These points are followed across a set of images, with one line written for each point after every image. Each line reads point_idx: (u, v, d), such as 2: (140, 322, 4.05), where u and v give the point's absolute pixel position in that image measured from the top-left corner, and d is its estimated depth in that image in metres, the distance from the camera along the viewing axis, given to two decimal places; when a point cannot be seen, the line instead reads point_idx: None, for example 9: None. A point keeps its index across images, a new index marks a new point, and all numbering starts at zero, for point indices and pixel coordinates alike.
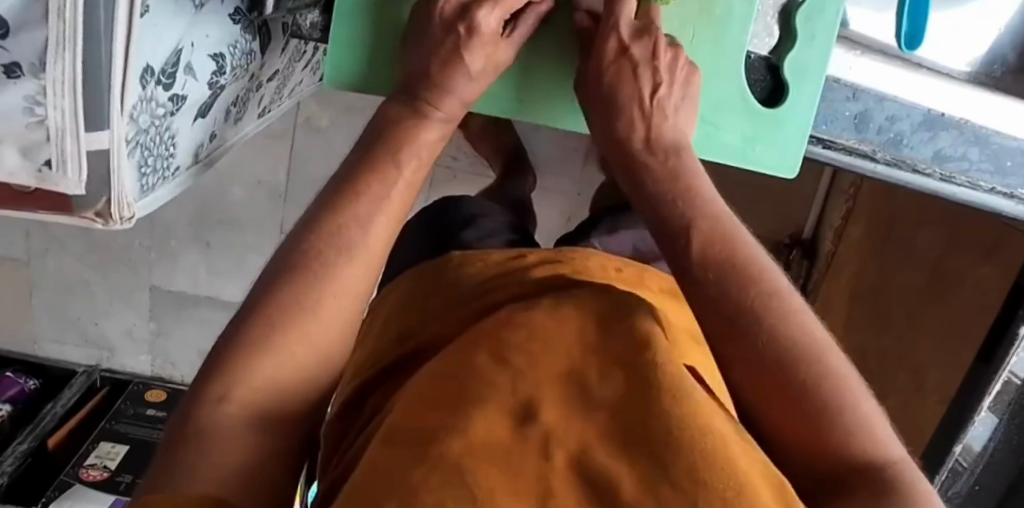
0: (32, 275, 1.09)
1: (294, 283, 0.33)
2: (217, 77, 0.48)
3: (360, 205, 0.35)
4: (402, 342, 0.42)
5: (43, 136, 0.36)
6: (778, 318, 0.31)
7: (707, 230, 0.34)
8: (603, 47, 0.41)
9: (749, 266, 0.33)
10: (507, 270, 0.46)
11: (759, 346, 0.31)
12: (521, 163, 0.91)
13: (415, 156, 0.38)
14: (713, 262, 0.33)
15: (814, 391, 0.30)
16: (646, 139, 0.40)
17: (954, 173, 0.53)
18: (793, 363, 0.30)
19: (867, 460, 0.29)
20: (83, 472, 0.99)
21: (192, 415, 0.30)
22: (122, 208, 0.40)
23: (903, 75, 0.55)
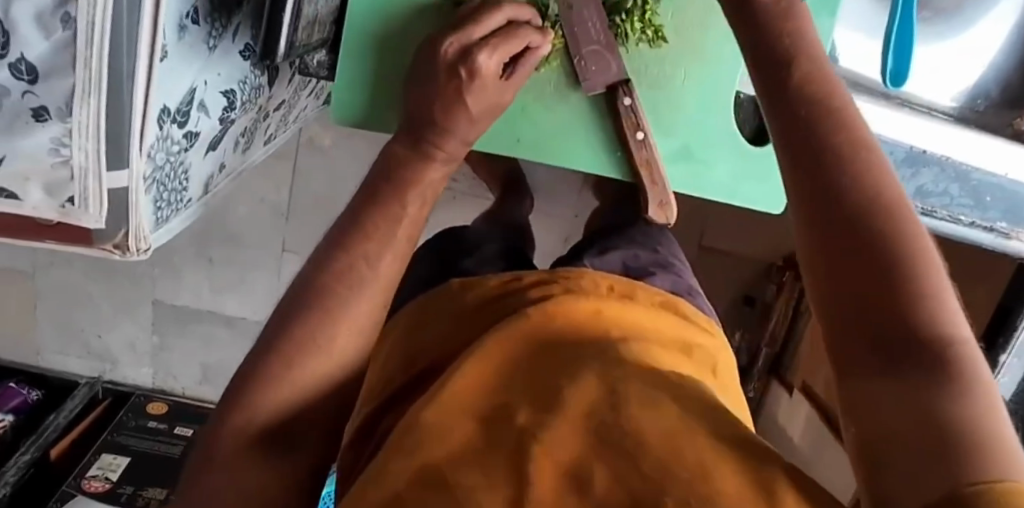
0: (37, 287, 1.11)
1: (305, 322, 0.35)
2: (228, 112, 0.50)
3: (370, 244, 0.36)
4: (408, 366, 0.44)
5: (67, 175, 0.38)
6: (865, 169, 0.26)
7: (806, 73, 0.28)
8: None
9: (840, 112, 0.27)
10: (505, 295, 0.48)
11: (835, 185, 0.26)
12: (520, 186, 0.93)
13: (419, 197, 0.39)
14: (806, 100, 0.28)
15: (895, 245, 0.24)
16: None
17: (936, 208, 0.56)
18: (870, 216, 0.25)
19: (943, 337, 0.23)
20: (84, 483, 1.01)
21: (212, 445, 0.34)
22: (138, 240, 0.42)
23: (888, 113, 0.58)
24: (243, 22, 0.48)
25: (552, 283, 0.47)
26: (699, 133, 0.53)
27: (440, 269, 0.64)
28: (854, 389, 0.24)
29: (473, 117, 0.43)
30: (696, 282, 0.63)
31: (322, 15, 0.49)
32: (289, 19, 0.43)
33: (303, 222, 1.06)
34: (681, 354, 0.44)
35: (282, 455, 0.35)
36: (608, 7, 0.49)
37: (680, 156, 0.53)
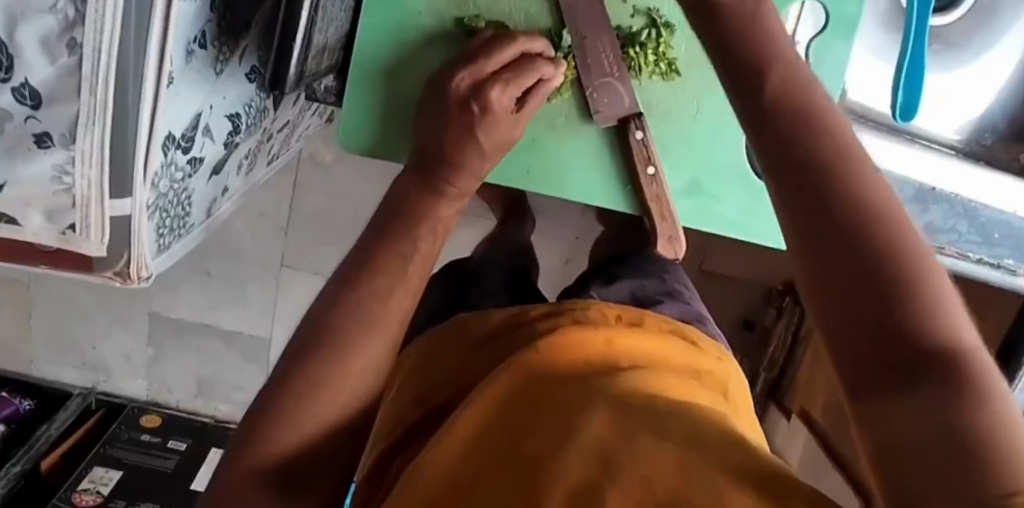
0: (33, 296, 1.10)
1: (314, 361, 0.35)
2: (232, 136, 0.49)
3: (380, 280, 0.37)
4: (420, 403, 0.43)
5: (69, 203, 0.37)
6: (849, 172, 0.22)
7: (780, 74, 0.24)
8: None
9: (818, 107, 0.23)
10: (513, 327, 0.47)
11: (822, 188, 0.22)
12: (522, 208, 0.92)
13: (433, 230, 0.40)
14: (777, 102, 0.23)
15: (888, 258, 0.21)
16: None
17: (943, 244, 0.55)
18: (862, 231, 0.21)
19: (951, 344, 0.20)
20: (75, 497, 0.99)
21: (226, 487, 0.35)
22: (141, 268, 0.41)
23: (900, 149, 0.57)
24: (250, 45, 0.48)
25: (562, 313, 0.46)
26: (707, 167, 0.53)
27: (443, 297, 0.64)
28: (863, 416, 0.20)
29: (484, 151, 0.44)
30: (706, 311, 0.62)
31: (332, 40, 0.49)
32: (299, 47, 0.43)
33: (303, 237, 1.05)
34: (689, 378, 0.43)
35: (288, 493, 0.36)
36: (621, 40, 0.49)
37: (689, 190, 0.53)
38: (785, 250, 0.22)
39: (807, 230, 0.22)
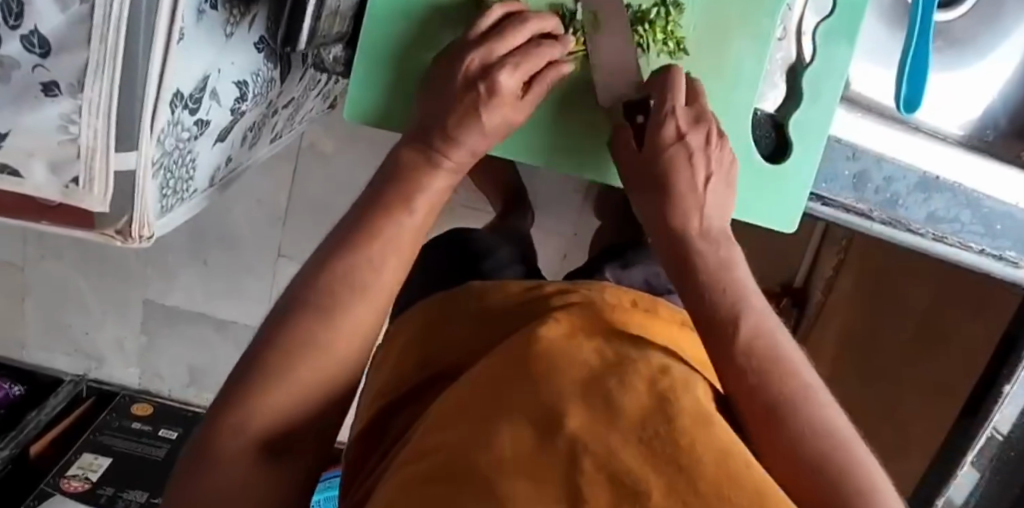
0: (27, 281, 1.09)
1: (305, 321, 0.35)
2: (239, 103, 0.49)
3: (372, 248, 0.38)
4: (422, 367, 0.45)
5: (74, 154, 0.37)
6: (803, 401, 0.34)
7: (752, 323, 0.36)
8: (660, 132, 0.43)
9: (783, 359, 0.35)
10: (521, 301, 0.48)
11: (783, 416, 0.33)
12: (521, 203, 0.92)
13: (425, 199, 0.41)
14: (756, 350, 0.35)
15: (831, 460, 0.31)
16: (701, 229, 0.41)
17: (947, 234, 0.54)
18: (816, 440, 0.32)
19: None
20: (64, 483, 0.98)
21: (209, 447, 0.34)
22: (142, 226, 0.41)
23: (902, 139, 0.57)
24: (262, 11, 0.48)
25: (575, 291, 0.48)
26: None
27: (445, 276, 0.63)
28: None
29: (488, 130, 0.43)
30: None
31: (343, 7, 0.49)
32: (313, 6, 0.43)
33: (301, 226, 1.05)
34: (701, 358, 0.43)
35: (283, 457, 0.35)
36: (631, 18, 0.49)
37: None
38: (766, 450, 0.33)
39: (770, 432, 0.33)
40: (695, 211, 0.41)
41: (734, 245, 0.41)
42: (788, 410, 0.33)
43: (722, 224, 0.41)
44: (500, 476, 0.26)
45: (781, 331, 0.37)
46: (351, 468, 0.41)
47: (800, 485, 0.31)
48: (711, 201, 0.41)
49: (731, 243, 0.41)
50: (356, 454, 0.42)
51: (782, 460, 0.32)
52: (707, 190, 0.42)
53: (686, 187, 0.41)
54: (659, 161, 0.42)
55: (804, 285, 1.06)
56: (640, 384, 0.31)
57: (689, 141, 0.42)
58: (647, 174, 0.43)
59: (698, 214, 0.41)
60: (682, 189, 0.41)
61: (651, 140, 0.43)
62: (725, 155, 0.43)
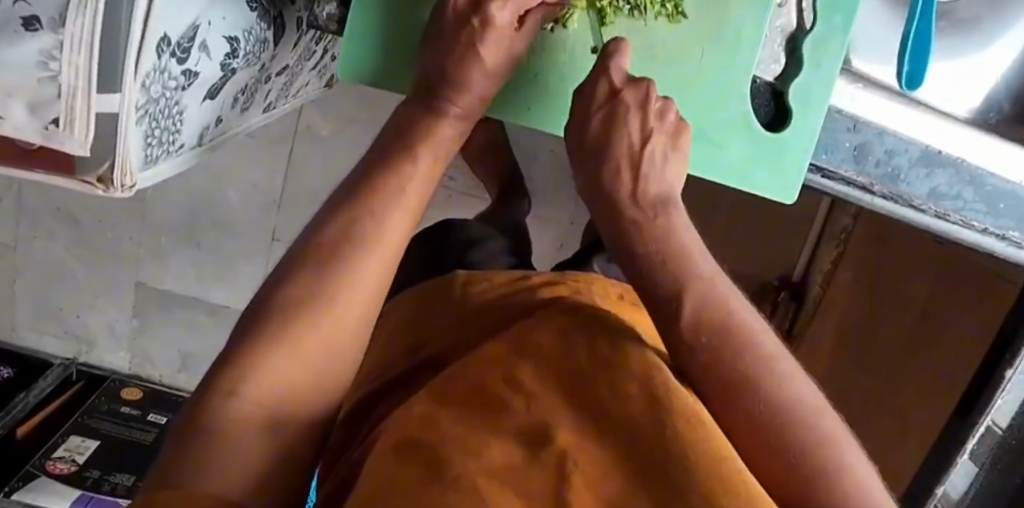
0: (18, 261, 1.12)
1: (311, 272, 0.34)
2: (230, 60, 0.49)
3: (372, 204, 0.37)
4: (410, 353, 0.46)
5: (54, 93, 0.37)
6: (772, 380, 0.32)
7: (698, 295, 0.35)
8: (593, 89, 0.43)
9: (740, 334, 0.34)
10: (510, 291, 0.49)
11: (751, 401, 0.32)
12: (516, 189, 0.91)
13: (430, 155, 0.40)
14: (706, 324, 0.34)
15: (805, 450, 0.31)
16: (632, 192, 0.40)
17: (949, 211, 0.53)
18: (790, 424, 0.31)
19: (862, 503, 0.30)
20: (49, 464, 0.97)
21: (205, 409, 0.31)
22: (124, 175, 0.41)
23: (907, 114, 0.56)
24: None
25: (561, 285, 0.49)
26: (709, 113, 0.53)
27: (440, 258, 0.62)
28: None
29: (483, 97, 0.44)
30: None
31: None
32: None
33: (296, 212, 1.05)
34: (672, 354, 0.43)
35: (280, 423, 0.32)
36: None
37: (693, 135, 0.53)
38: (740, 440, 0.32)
39: (730, 408, 0.33)
40: (628, 165, 0.41)
41: (676, 209, 0.40)
42: (749, 385, 0.32)
43: (662, 189, 0.41)
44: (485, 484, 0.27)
45: (734, 298, 0.36)
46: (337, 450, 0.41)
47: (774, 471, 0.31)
48: (648, 159, 0.41)
49: (671, 205, 0.40)
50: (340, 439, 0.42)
51: (754, 438, 0.31)
52: (646, 150, 0.41)
53: (622, 141, 0.41)
54: (596, 124, 0.42)
55: (803, 277, 1.04)
56: (627, 394, 0.32)
57: (625, 96, 0.42)
58: (582, 138, 0.43)
59: (630, 168, 0.41)
60: (613, 147, 0.41)
61: (585, 99, 0.43)
62: (668, 115, 0.43)
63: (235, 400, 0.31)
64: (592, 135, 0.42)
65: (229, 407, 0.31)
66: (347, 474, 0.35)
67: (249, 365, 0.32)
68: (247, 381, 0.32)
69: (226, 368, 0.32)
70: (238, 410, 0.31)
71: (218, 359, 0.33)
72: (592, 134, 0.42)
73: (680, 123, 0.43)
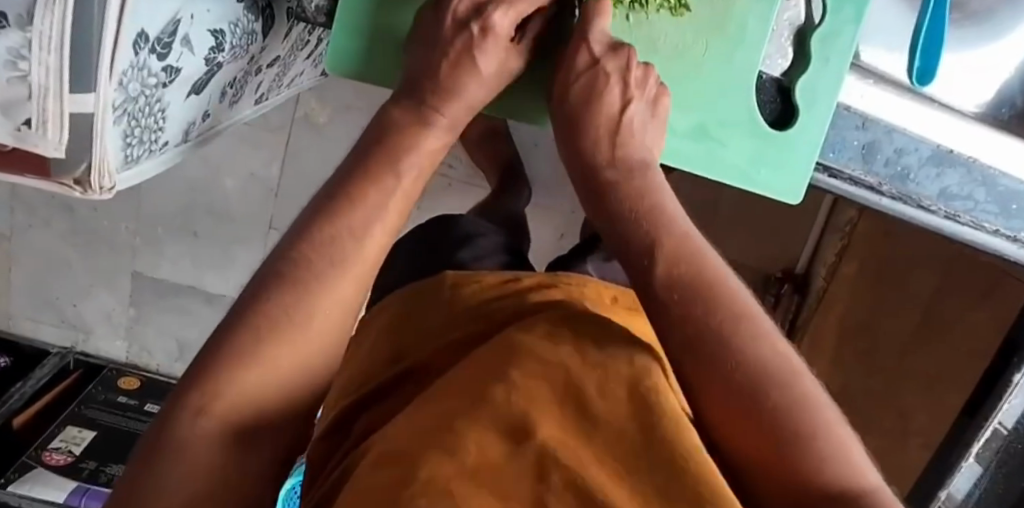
0: (14, 248, 1.12)
1: (280, 294, 0.33)
2: (215, 54, 0.48)
3: (354, 214, 0.36)
4: (392, 363, 0.46)
5: (25, 93, 0.37)
6: (745, 338, 0.32)
7: (669, 247, 0.36)
8: (574, 59, 0.44)
9: (714, 286, 0.34)
10: (499, 293, 0.49)
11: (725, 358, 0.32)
12: (517, 177, 0.89)
13: (415, 166, 0.40)
14: (677, 281, 0.35)
15: (782, 414, 0.31)
16: (611, 159, 0.43)
17: (960, 212, 0.51)
18: (760, 383, 0.31)
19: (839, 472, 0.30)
20: (46, 455, 1.04)
21: (169, 423, 0.30)
22: (102, 177, 0.41)
23: (917, 111, 0.54)
24: None
25: (555, 287, 0.49)
26: (714, 110, 0.51)
27: (429, 257, 0.61)
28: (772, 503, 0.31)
29: (472, 105, 0.43)
30: None
31: None
32: None
33: (292, 201, 1.03)
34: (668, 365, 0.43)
35: (245, 443, 0.31)
36: None
37: (693, 133, 0.52)
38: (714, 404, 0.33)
39: (699, 360, 0.33)
40: (607, 132, 0.44)
41: (653, 172, 0.42)
42: (719, 344, 0.32)
43: (640, 153, 0.43)
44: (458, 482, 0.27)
45: (707, 252, 0.36)
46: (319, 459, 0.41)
47: (751, 431, 0.31)
48: (627, 127, 0.44)
49: (648, 169, 0.43)
50: (320, 450, 0.42)
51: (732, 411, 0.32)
52: (624, 116, 0.44)
53: (602, 110, 0.44)
54: (577, 89, 0.44)
55: (807, 270, 0.99)
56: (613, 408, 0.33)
57: (605, 64, 0.43)
58: (563, 106, 0.45)
59: (608, 140, 0.44)
60: (592, 117, 0.44)
61: (567, 67, 0.44)
62: (648, 82, 0.44)
63: (202, 419, 0.30)
64: (572, 104, 0.44)
65: (193, 427, 0.30)
66: (324, 493, 0.34)
67: (220, 384, 0.31)
68: (215, 396, 0.31)
69: (197, 385, 0.31)
70: (202, 430, 0.30)
71: (192, 365, 0.32)
72: (572, 103, 0.44)
73: (660, 90, 0.45)
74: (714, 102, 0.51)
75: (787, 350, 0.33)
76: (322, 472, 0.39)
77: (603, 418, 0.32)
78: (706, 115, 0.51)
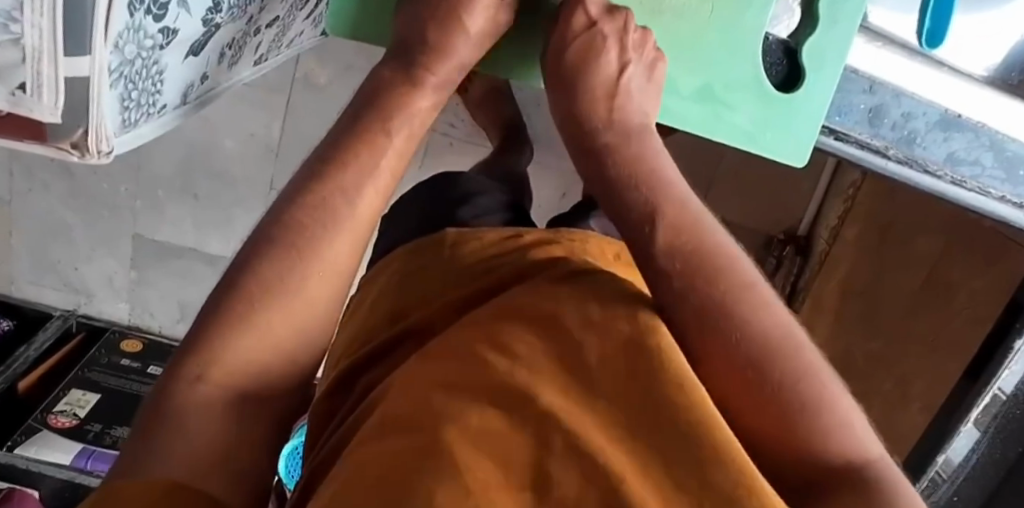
0: (13, 212, 1.12)
1: (275, 258, 0.33)
2: (212, 14, 0.47)
3: (346, 176, 0.36)
4: (394, 322, 0.45)
5: (19, 56, 0.34)
6: (749, 312, 0.32)
7: (672, 219, 0.36)
8: (570, 19, 0.43)
9: (716, 258, 0.34)
10: (500, 249, 0.48)
11: (726, 332, 0.32)
12: (519, 135, 0.88)
13: (404, 126, 0.40)
14: (678, 252, 0.35)
15: (790, 389, 0.31)
16: (608, 121, 0.42)
17: (966, 178, 0.51)
18: (766, 363, 0.31)
19: (845, 458, 0.30)
20: (51, 418, 1.06)
21: (167, 392, 0.30)
22: (100, 140, 0.39)
23: (929, 77, 0.51)
24: None
25: (554, 243, 0.48)
26: (717, 72, 0.50)
27: (429, 214, 0.61)
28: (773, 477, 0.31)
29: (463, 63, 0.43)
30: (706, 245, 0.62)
31: None
32: None
33: (291, 162, 1.03)
34: None
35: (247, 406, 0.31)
36: None
37: (699, 94, 0.51)
38: (722, 381, 0.32)
39: (705, 334, 0.33)
40: (604, 99, 0.43)
41: (651, 138, 0.42)
42: (722, 321, 0.32)
43: (638, 118, 0.43)
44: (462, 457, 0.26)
45: (708, 222, 0.36)
46: (321, 420, 0.41)
47: (764, 408, 0.31)
48: (624, 91, 0.43)
49: (647, 134, 0.42)
50: (322, 410, 0.42)
51: (738, 385, 0.32)
52: (622, 77, 0.43)
53: (600, 73, 0.43)
54: (571, 52, 0.43)
55: (809, 232, 0.98)
56: (617, 368, 0.31)
57: (603, 25, 0.43)
58: None
59: (605, 102, 0.43)
60: (590, 80, 0.43)
61: (564, 26, 0.44)
62: (647, 45, 0.45)
63: (202, 384, 0.30)
64: (568, 69, 0.43)
65: (194, 392, 0.30)
66: (325, 454, 0.34)
67: (222, 354, 0.31)
68: (212, 363, 0.30)
69: (193, 354, 0.31)
70: (202, 394, 0.30)
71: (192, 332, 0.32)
72: (567, 67, 0.44)
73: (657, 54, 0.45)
74: (718, 62, 0.50)
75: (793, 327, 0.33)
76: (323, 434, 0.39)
77: (605, 381, 0.31)
78: (710, 77, 0.50)
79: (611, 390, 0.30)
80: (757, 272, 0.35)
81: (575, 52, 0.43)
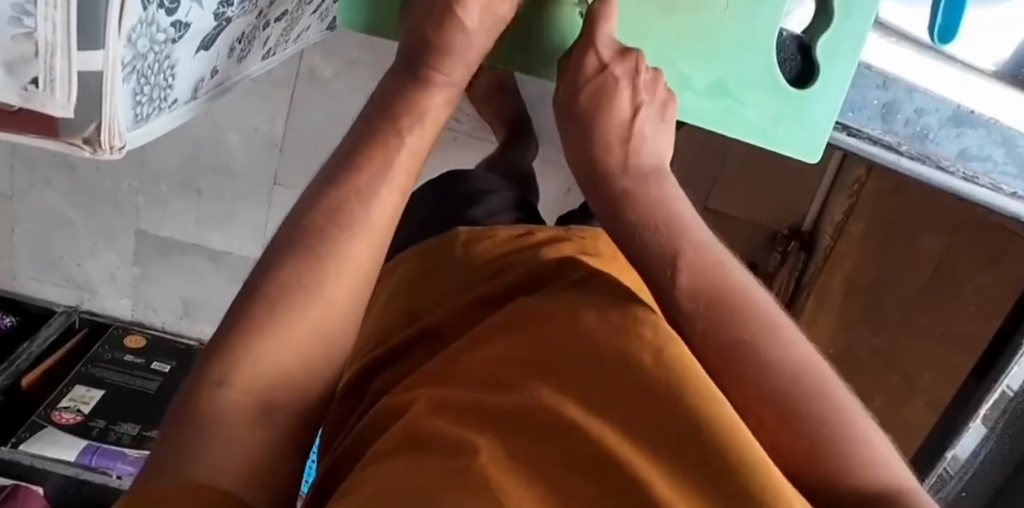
0: (15, 208, 1.11)
1: (299, 263, 0.33)
2: (223, 8, 0.46)
3: (358, 182, 0.37)
4: (408, 323, 0.45)
5: (32, 50, 0.34)
6: (762, 332, 0.34)
7: (681, 243, 0.38)
8: (582, 64, 0.46)
9: (727, 281, 0.36)
10: (512, 249, 0.48)
11: (739, 353, 0.33)
12: (524, 131, 0.88)
13: (417, 129, 0.41)
14: (690, 276, 0.36)
15: (808, 412, 0.31)
16: (623, 164, 0.44)
17: (977, 174, 0.51)
18: (782, 384, 0.32)
19: (875, 481, 0.30)
20: (55, 414, 1.06)
21: (192, 398, 0.29)
22: (113, 136, 0.38)
23: (946, 73, 0.50)
24: None
25: (566, 241, 0.47)
26: (732, 67, 0.50)
27: (439, 212, 0.60)
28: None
29: (468, 64, 0.44)
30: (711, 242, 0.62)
31: None
32: None
33: (294, 157, 1.02)
34: None
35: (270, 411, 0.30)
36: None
37: (713, 90, 0.51)
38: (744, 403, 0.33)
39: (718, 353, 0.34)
40: (619, 141, 0.45)
41: (667, 179, 0.43)
42: (736, 342, 0.33)
43: (652, 159, 0.44)
44: (487, 465, 0.26)
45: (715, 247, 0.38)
46: (338, 422, 0.41)
47: (790, 429, 0.31)
48: (638, 133, 0.45)
49: (662, 176, 0.43)
50: (338, 411, 0.42)
51: (758, 405, 0.32)
52: (635, 120, 0.45)
53: (613, 118, 0.45)
54: (584, 94, 0.46)
55: (813, 228, 0.97)
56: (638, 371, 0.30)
57: (614, 69, 0.45)
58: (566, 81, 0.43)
59: (619, 143, 0.45)
60: (604, 123, 0.45)
61: (576, 71, 0.46)
62: (658, 88, 0.46)
63: (224, 390, 0.30)
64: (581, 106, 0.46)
65: (216, 399, 0.29)
66: (345, 451, 0.34)
67: (245, 357, 0.30)
68: (234, 369, 0.30)
69: (217, 360, 0.30)
70: (227, 400, 0.29)
71: (216, 338, 0.31)
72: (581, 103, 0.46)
73: (668, 98, 0.47)
74: (730, 57, 0.50)
75: (808, 351, 0.34)
76: (339, 435, 0.39)
77: (624, 390, 0.30)
78: (726, 74, 0.50)
79: (634, 399, 0.29)
80: (766, 297, 0.36)
81: (587, 96, 0.46)
